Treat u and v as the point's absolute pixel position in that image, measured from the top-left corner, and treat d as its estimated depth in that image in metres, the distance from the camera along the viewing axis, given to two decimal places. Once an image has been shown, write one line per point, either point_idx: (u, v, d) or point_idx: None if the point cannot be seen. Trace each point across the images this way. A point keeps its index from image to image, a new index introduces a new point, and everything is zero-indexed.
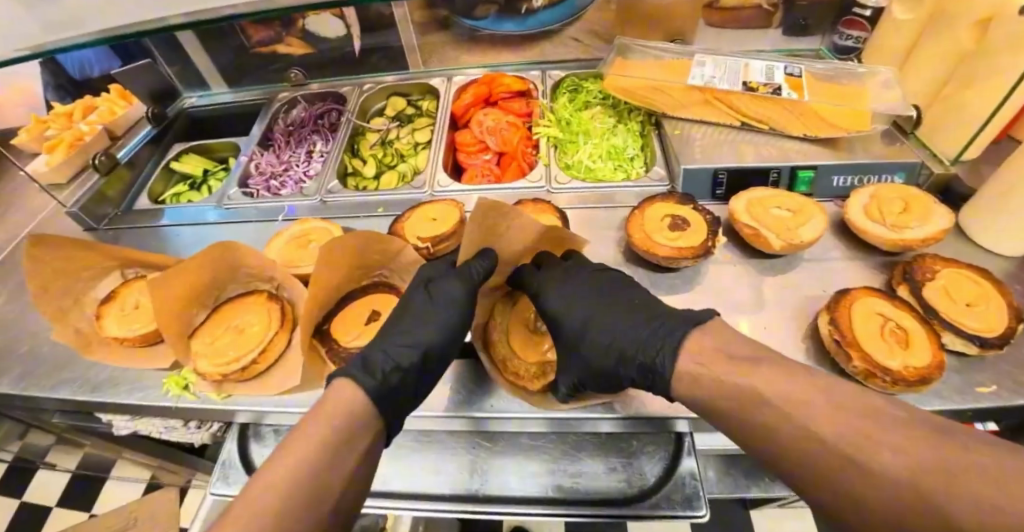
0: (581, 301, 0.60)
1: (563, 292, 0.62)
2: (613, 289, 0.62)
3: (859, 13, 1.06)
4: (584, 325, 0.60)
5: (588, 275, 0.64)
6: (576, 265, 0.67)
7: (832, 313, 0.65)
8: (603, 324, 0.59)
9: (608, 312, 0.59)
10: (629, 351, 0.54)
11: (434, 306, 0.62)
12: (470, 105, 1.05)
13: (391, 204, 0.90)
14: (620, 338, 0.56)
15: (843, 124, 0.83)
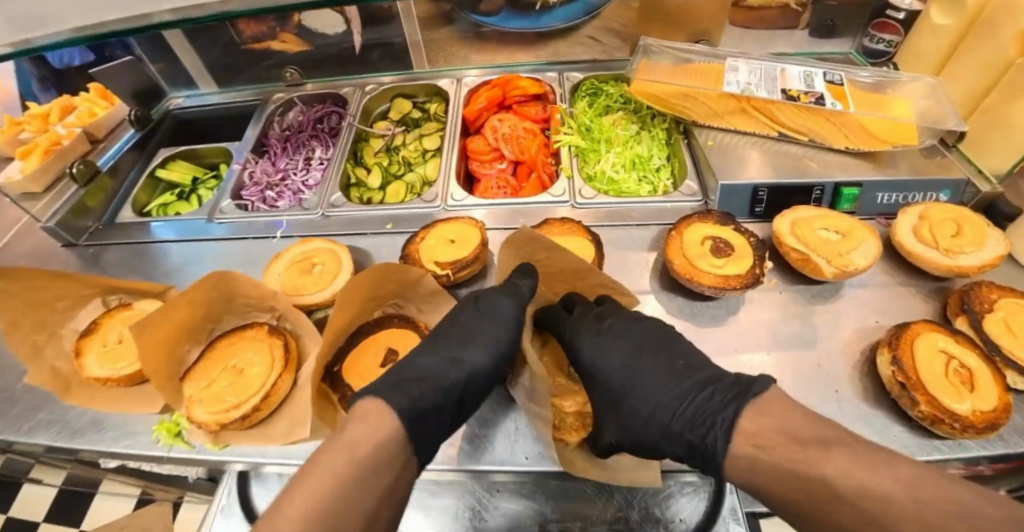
0: (618, 359, 0.55)
1: (601, 350, 0.56)
2: (651, 342, 0.56)
3: (892, 15, 1.00)
4: (622, 386, 0.54)
5: (624, 325, 0.58)
6: (610, 311, 0.61)
7: (893, 351, 0.60)
8: (643, 387, 0.53)
9: (647, 372, 0.54)
10: (673, 427, 0.50)
11: (480, 333, 0.55)
12: (484, 109, 0.97)
13: (400, 220, 0.82)
14: (665, 407, 0.51)
15: (888, 137, 0.78)
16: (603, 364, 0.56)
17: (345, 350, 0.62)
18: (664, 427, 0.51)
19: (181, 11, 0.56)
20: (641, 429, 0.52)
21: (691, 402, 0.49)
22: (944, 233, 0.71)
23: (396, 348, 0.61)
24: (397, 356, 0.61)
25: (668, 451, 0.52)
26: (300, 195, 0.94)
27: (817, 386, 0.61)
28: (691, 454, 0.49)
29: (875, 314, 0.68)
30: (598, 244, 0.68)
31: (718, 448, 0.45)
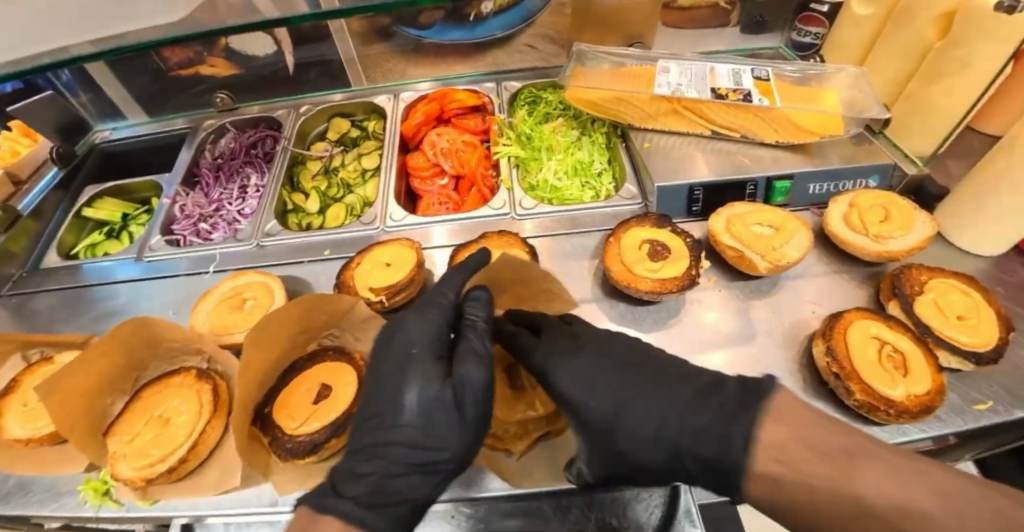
0: (603, 379, 0.50)
1: (585, 373, 0.51)
2: (636, 355, 0.52)
3: (816, 9, 1.03)
4: (617, 407, 0.48)
5: (603, 344, 0.54)
6: (585, 331, 0.57)
7: (828, 342, 0.60)
8: (640, 404, 0.48)
9: (640, 386, 0.49)
10: (684, 443, 0.44)
11: (453, 410, 0.47)
12: (422, 124, 0.95)
13: (338, 245, 0.80)
14: (671, 422, 0.45)
15: (816, 129, 0.80)
16: (590, 388, 0.50)
17: (278, 389, 0.60)
18: (670, 444, 0.45)
19: (102, 42, 0.54)
20: (649, 450, 0.47)
21: (698, 413, 0.44)
22: (875, 218, 0.72)
23: (328, 383, 0.59)
24: (330, 391, 0.58)
25: (685, 473, 0.46)
26: (235, 225, 0.91)
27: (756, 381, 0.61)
28: (706, 471, 0.44)
29: (813, 304, 0.69)
30: (535, 257, 0.67)
31: (741, 462, 0.41)
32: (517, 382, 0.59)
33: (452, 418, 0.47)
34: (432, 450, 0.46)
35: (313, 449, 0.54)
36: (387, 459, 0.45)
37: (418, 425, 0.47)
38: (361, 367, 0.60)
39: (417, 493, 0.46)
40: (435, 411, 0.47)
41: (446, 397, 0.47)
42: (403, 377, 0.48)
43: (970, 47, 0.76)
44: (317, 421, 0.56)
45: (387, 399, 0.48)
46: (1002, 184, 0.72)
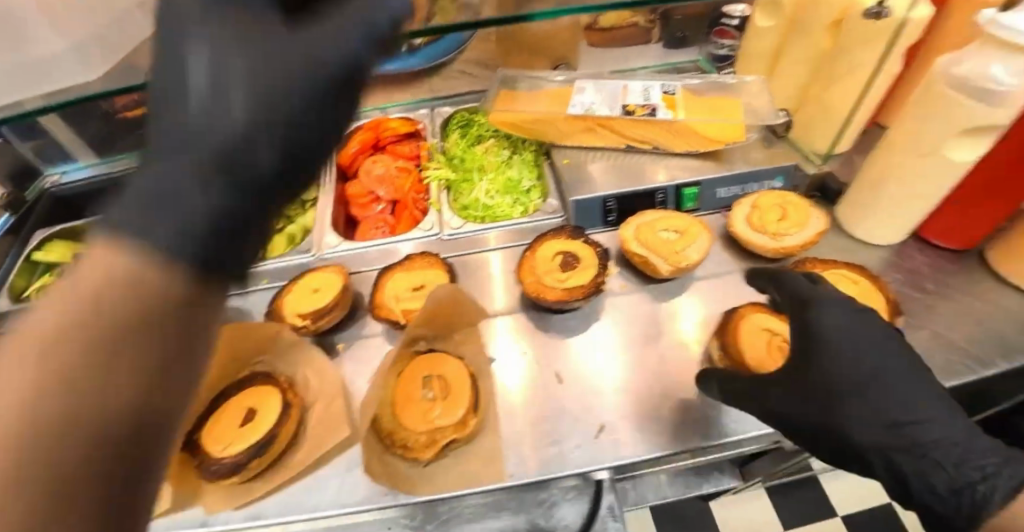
0: (864, 352, 0.56)
1: (854, 346, 0.56)
2: (855, 339, 0.57)
3: (728, 23, 1.12)
4: (870, 377, 0.55)
5: (855, 315, 0.58)
6: (830, 300, 0.59)
7: (721, 336, 0.65)
8: (892, 381, 0.55)
9: (889, 362, 0.56)
10: (900, 418, 0.54)
11: (265, 102, 0.30)
12: (357, 154, 1.01)
13: (275, 274, 0.84)
14: (895, 406, 0.54)
15: (720, 138, 0.85)
16: (855, 361, 0.56)
17: (207, 415, 0.63)
18: (955, 473, 0.52)
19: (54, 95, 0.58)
20: (863, 438, 0.55)
21: (919, 389, 0.55)
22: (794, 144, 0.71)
23: (255, 406, 0.62)
24: (255, 414, 0.62)
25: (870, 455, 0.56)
26: None
27: (659, 379, 0.66)
28: (943, 496, 0.53)
29: (717, 302, 0.74)
30: (453, 275, 0.71)
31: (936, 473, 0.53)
32: (428, 391, 0.60)
33: (274, 108, 0.30)
34: (204, 127, 0.28)
35: (237, 469, 0.57)
36: (173, 164, 0.28)
37: (187, 128, 0.28)
38: (286, 390, 0.64)
39: (246, 182, 0.29)
40: (258, 83, 0.29)
41: (286, 113, 0.30)
42: (190, 30, 0.29)
43: (853, 55, 0.83)
44: (241, 444, 0.59)
45: (162, 93, 0.29)
46: (887, 178, 0.78)
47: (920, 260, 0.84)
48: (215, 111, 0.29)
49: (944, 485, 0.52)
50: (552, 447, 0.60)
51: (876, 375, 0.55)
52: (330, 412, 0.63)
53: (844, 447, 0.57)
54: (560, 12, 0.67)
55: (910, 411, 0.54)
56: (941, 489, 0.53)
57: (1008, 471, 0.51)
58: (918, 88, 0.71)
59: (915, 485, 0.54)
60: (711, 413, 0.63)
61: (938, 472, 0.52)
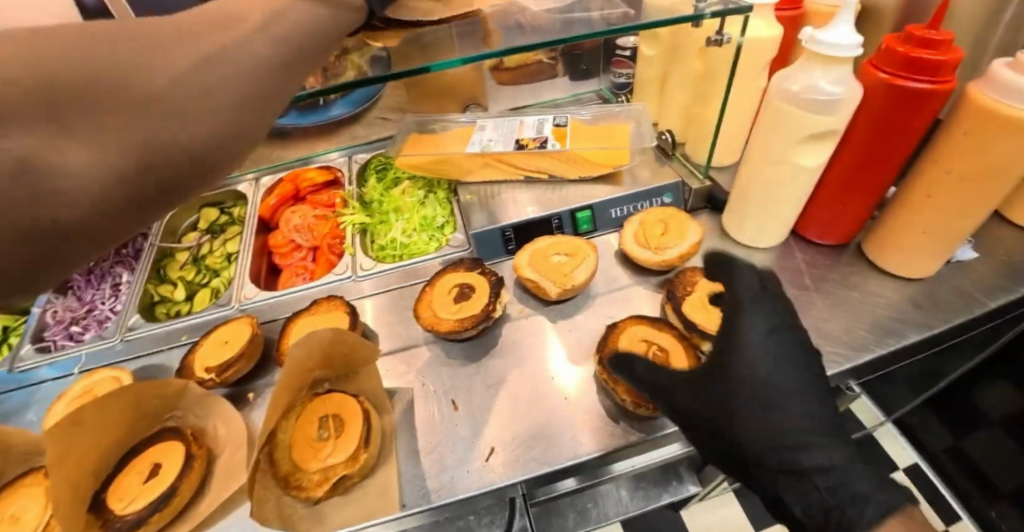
0: (781, 370, 0.58)
1: (767, 360, 0.58)
2: (777, 357, 0.59)
3: (621, 54, 1.21)
4: (780, 397, 0.57)
5: (777, 329, 0.61)
6: (754, 305, 0.61)
7: (602, 352, 0.69)
8: (800, 407, 0.57)
9: (800, 384, 0.58)
10: (807, 464, 0.56)
11: None
12: (278, 206, 1.05)
13: (195, 329, 0.87)
14: (805, 445, 0.56)
15: (607, 162, 0.92)
16: (772, 376, 0.58)
17: (113, 475, 0.64)
18: (825, 494, 0.54)
19: None
20: (754, 453, 0.58)
21: (826, 431, 0.57)
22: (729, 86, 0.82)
23: (160, 461, 0.65)
24: (160, 469, 0.64)
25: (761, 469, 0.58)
26: (106, 322, 0.95)
27: (565, 406, 0.69)
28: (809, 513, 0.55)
29: (608, 317, 0.79)
30: (354, 316, 0.75)
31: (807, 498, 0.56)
32: (321, 431, 0.63)
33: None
34: None
35: (137, 525, 0.59)
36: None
37: None
38: (191, 442, 0.66)
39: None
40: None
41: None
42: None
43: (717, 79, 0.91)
44: (144, 499, 0.61)
45: None
46: (754, 187, 0.85)
47: (799, 259, 0.90)
48: None
49: (813, 505, 0.55)
50: (445, 475, 0.63)
51: (783, 388, 0.58)
52: (235, 460, 0.66)
53: (739, 459, 0.60)
54: (451, 62, 0.69)
55: (804, 436, 0.56)
56: (813, 509, 0.55)
57: (880, 499, 0.52)
58: (765, 104, 0.78)
59: (789, 507, 0.57)
60: (596, 425, 0.67)
61: (816, 497, 0.55)
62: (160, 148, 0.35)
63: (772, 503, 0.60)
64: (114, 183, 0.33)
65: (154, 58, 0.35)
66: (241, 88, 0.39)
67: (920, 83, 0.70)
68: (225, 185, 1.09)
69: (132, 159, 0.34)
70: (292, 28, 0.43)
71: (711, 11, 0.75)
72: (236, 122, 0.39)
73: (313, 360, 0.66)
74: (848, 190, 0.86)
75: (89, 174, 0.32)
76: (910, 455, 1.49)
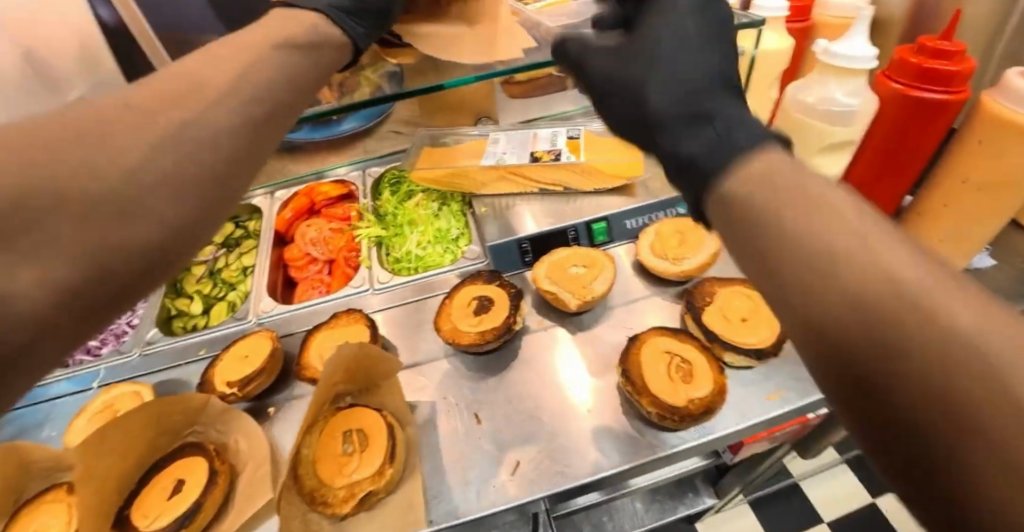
0: (690, 46, 0.44)
1: (679, 25, 0.45)
2: (704, 57, 0.44)
3: None
4: (677, 52, 0.44)
5: (699, 31, 0.45)
6: (675, 21, 0.46)
7: (624, 363, 0.69)
8: (696, 59, 0.44)
9: (726, 88, 0.43)
10: (706, 89, 0.42)
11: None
12: (294, 220, 1.06)
13: (214, 343, 0.88)
14: (704, 79, 0.42)
15: (621, 174, 0.93)
16: (682, 56, 0.44)
17: (135, 491, 0.64)
18: (717, 140, 0.36)
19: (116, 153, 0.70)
20: (658, 112, 0.43)
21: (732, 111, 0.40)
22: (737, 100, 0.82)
23: (183, 478, 0.65)
24: (184, 484, 0.64)
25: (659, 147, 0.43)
26: (124, 337, 0.95)
27: (588, 419, 0.69)
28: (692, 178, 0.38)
29: (628, 328, 0.79)
30: (374, 329, 0.75)
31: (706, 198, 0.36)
32: (345, 446, 0.63)
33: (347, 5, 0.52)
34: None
35: None
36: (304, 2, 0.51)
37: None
38: (214, 457, 0.66)
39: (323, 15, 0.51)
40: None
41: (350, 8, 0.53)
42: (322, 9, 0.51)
43: None
44: (169, 515, 0.61)
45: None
46: None
47: None
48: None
49: (699, 151, 0.37)
50: (471, 489, 0.63)
51: (715, 108, 0.40)
52: (257, 476, 0.65)
53: (642, 118, 0.46)
54: (464, 79, 0.70)
55: (705, 74, 0.43)
56: (732, 162, 0.35)
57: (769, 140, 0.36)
58: (780, 116, 0.79)
59: (684, 152, 0.38)
60: (619, 438, 0.67)
61: (694, 153, 0.37)
62: (116, 251, 0.32)
63: (684, 174, 0.39)
64: (71, 300, 0.30)
65: (110, 149, 0.33)
66: (201, 164, 0.37)
67: (935, 93, 0.71)
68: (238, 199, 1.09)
69: (85, 270, 0.31)
70: (301, 54, 0.45)
71: None
72: (207, 203, 0.37)
73: (338, 374, 0.66)
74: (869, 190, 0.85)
75: (39, 293, 0.29)
76: None
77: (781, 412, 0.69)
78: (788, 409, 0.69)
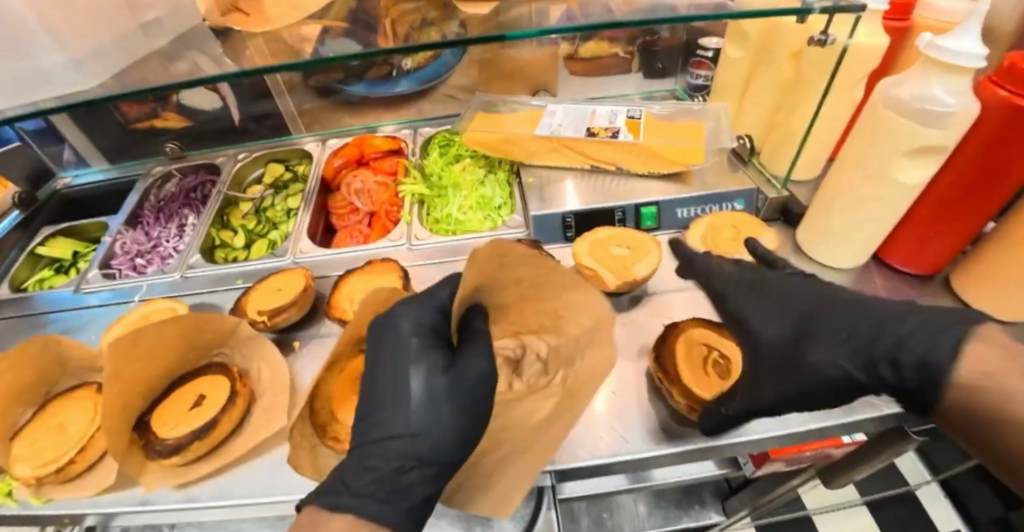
0: (789, 340, 0.55)
1: (823, 353, 0.51)
2: (817, 326, 0.53)
3: (702, 55, 1.13)
4: (829, 351, 0.51)
5: (805, 287, 0.58)
6: (775, 311, 0.57)
7: (659, 350, 0.66)
8: (819, 336, 0.52)
9: (827, 324, 0.52)
10: (854, 371, 0.50)
11: (386, 382, 0.54)
12: (342, 167, 1.08)
13: (250, 275, 0.89)
14: (830, 346, 0.51)
15: (680, 159, 0.88)
16: (831, 346, 0.51)
17: (159, 398, 0.65)
18: (929, 365, 0.46)
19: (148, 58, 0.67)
20: (769, 393, 0.55)
21: (880, 355, 0.48)
22: (828, 90, 0.74)
23: (204, 394, 0.65)
24: (204, 400, 0.64)
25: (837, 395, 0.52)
26: (168, 259, 0.99)
27: (617, 401, 0.66)
28: (903, 374, 0.47)
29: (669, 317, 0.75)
30: (404, 280, 0.74)
31: (947, 367, 0.44)
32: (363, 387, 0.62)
33: (436, 426, 0.52)
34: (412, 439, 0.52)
35: (177, 450, 0.59)
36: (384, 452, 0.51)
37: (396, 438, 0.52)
38: (236, 379, 0.66)
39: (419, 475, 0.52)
40: (429, 406, 0.53)
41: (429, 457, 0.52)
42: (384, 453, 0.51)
43: (818, 83, 0.82)
44: (186, 427, 0.61)
45: (387, 413, 0.53)
46: (834, 202, 0.77)
47: (878, 285, 0.82)
48: (405, 428, 0.52)
49: (770, 390, 0.55)
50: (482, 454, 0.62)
51: (818, 380, 0.52)
52: (275, 403, 0.66)
53: (810, 387, 0.52)
54: (528, 33, 0.65)
55: (862, 348, 0.49)
56: (916, 380, 0.46)
57: (952, 329, 0.46)
58: (865, 113, 0.70)
59: (815, 362, 0.51)
60: (643, 425, 0.64)
61: (776, 369, 0.55)
62: None
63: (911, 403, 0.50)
64: None
65: None
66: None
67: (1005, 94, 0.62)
68: (288, 146, 1.13)
69: None
70: None
71: (821, 7, 0.66)
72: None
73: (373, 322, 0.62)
74: (937, 230, 0.76)
75: None
76: (955, 522, 1.43)
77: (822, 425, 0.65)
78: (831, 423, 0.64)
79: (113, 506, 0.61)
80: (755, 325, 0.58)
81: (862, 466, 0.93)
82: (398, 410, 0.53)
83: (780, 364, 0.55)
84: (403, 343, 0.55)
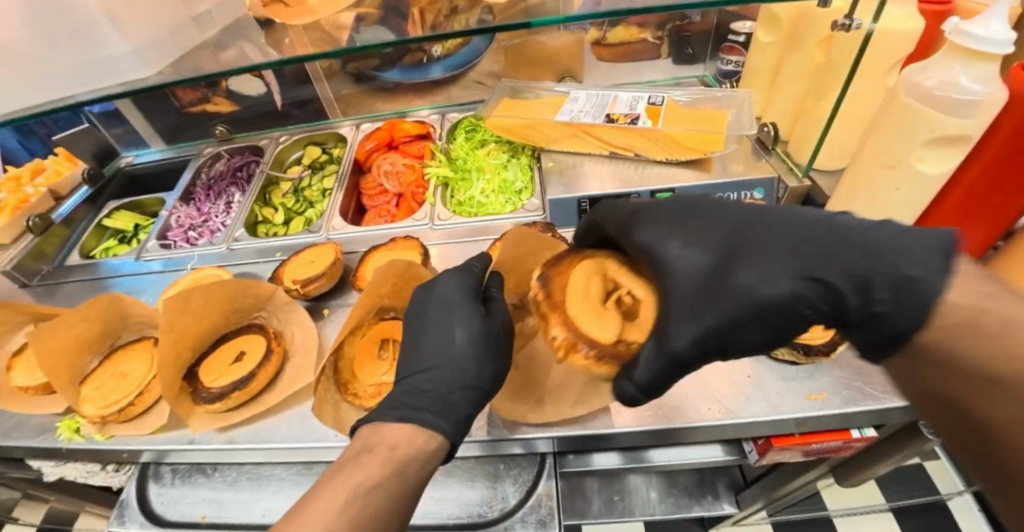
0: (702, 271, 0.46)
1: (762, 276, 0.42)
2: (755, 245, 0.44)
3: (734, 39, 1.09)
4: (760, 277, 0.42)
5: (706, 206, 0.49)
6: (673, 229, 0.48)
7: (548, 271, 0.55)
8: (753, 258, 0.43)
9: (768, 243, 0.43)
10: (799, 294, 0.41)
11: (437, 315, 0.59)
12: (374, 150, 1.15)
13: (287, 248, 0.96)
14: (770, 270, 0.42)
15: (698, 146, 0.89)
16: (766, 270, 0.42)
17: (206, 353, 0.73)
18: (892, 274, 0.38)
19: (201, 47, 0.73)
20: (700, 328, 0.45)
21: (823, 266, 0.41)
22: (852, 76, 0.72)
23: (244, 350, 0.72)
24: (244, 355, 0.72)
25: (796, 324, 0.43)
26: (216, 233, 1.08)
27: None
28: (873, 299, 0.39)
29: None
30: (425, 256, 0.79)
31: (936, 290, 0.36)
32: (381, 351, 0.68)
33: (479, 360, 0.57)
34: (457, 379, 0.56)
35: (220, 398, 0.67)
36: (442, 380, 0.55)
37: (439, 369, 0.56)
38: (272, 339, 0.73)
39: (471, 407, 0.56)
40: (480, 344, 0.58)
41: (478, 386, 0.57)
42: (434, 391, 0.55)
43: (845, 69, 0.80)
44: (228, 378, 0.69)
45: (440, 343, 0.58)
46: (856, 192, 0.76)
47: None
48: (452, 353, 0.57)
49: (688, 330, 0.45)
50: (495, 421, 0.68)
51: (761, 309, 0.43)
52: (305, 362, 0.73)
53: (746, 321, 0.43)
54: (553, 19, 0.68)
55: (805, 266, 0.41)
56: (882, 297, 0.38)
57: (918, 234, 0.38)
58: (888, 100, 0.68)
59: (744, 292, 0.42)
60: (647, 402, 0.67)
61: (687, 303, 0.45)
62: None
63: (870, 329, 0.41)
64: None
65: None
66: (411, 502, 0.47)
67: None
68: (325, 130, 1.20)
69: None
70: None
71: None
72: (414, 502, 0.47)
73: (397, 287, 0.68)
74: (964, 224, 0.73)
75: None
76: None
77: (825, 413, 0.65)
78: (832, 412, 0.65)
79: (165, 444, 0.70)
80: (656, 252, 0.49)
81: (880, 461, 0.92)
82: (436, 343, 0.58)
83: (694, 300, 0.45)
84: (451, 301, 0.60)
